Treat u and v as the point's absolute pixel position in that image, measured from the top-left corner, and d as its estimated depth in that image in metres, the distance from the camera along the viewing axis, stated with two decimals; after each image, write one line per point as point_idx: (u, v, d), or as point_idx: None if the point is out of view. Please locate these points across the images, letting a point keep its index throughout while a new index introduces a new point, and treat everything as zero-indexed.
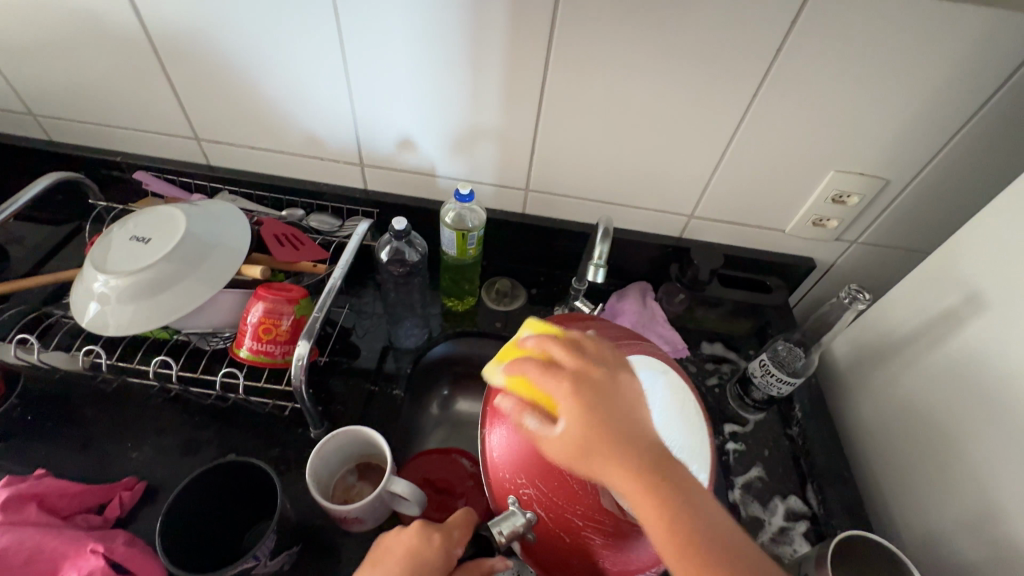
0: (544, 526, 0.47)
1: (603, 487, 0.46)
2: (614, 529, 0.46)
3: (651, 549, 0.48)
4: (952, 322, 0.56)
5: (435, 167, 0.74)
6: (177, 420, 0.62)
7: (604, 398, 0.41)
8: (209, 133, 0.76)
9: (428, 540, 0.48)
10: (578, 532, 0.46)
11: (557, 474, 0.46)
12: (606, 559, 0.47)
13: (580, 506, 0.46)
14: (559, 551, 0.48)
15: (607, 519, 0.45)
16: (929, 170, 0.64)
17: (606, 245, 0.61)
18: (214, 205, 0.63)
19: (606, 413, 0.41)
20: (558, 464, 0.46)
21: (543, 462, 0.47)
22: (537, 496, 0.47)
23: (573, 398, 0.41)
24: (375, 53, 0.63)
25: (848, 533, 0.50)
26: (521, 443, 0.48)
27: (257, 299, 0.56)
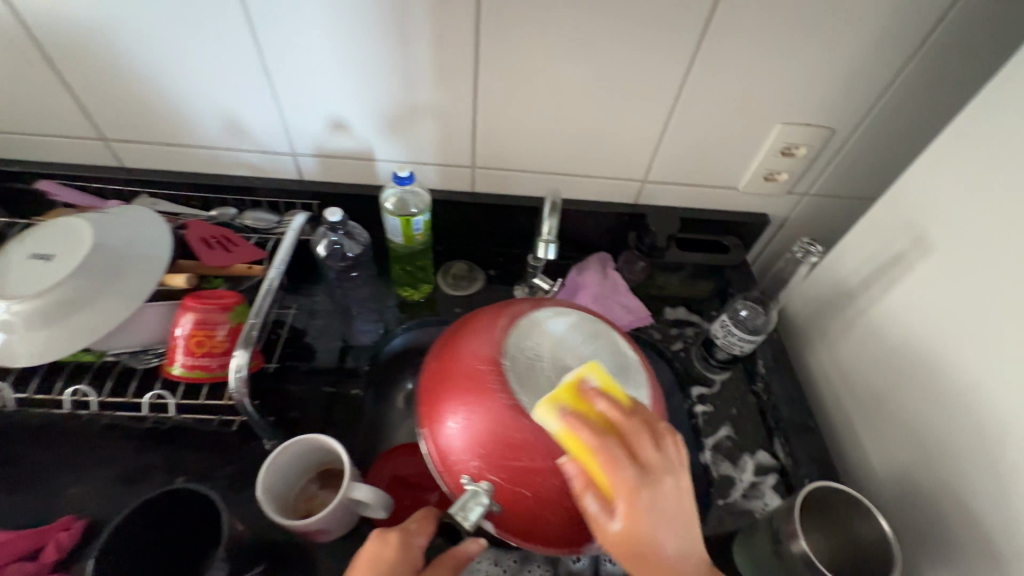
0: (511, 496, 0.45)
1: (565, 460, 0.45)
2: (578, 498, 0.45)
3: None
4: (902, 266, 0.57)
5: (373, 151, 0.70)
6: (116, 449, 0.57)
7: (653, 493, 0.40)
8: (118, 132, 0.68)
9: (385, 540, 0.44)
10: (547, 489, 0.45)
11: (517, 454, 0.45)
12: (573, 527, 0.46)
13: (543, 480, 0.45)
14: (536, 517, 0.46)
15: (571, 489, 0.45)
16: (872, 115, 0.64)
17: (555, 219, 0.58)
18: (127, 211, 0.58)
19: (663, 513, 0.40)
20: (516, 443, 0.45)
21: (501, 444, 0.45)
22: (495, 467, 0.45)
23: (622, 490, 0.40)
24: (288, 32, 0.57)
25: (817, 483, 0.51)
26: (477, 428, 0.46)
27: (186, 310, 0.52)
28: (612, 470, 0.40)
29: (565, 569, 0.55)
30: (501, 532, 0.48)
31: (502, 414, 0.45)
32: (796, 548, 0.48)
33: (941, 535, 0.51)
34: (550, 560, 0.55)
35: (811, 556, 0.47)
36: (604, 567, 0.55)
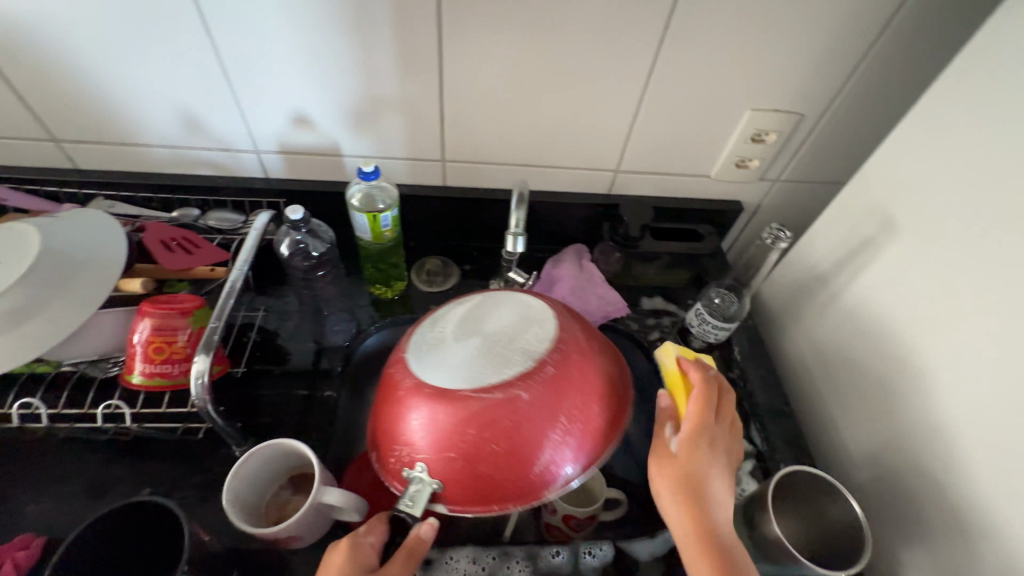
0: (447, 462, 0.45)
1: (486, 419, 0.44)
2: (515, 450, 0.44)
3: (573, 456, 0.46)
4: (871, 249, 0.57)
5: (340, 146, 0.68)
6: (77, 463, 0.55)
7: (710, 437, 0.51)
8: (69, 132, 0.65)
9: (334, 549, 0.44)
10: (477, 442, 0.44)
11: (439, 434, 0.45)
12: (527, 481, 0.45)
13: (474, 449, 0.44)
14: (481, 475, 0.45)
15: (503, 445, 0.44)
16: (839, 99, 0.64)
17: (523, 211, 0.57)
18: (78, 214, 0.56)
19: (713, 461, 0.50)
20: (434, 423, 0.45)
21: (423, 430, 0.45)
22: (422, 441, 0.45)
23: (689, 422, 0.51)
24: (243, 25, 0.55)
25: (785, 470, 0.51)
26: (401, 424, 0.47)
27: (143, 315, 0.50)
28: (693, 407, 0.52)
29: (544, 564, 0.54)
30: (459, 506, 0.46)
31: (415, 402, 0.46)
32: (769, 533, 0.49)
33: (911, 513, 0.52)
34: (530, 556, 0.55)
35: (785, 541, 0.47)
36: (584, 560, 0.55)
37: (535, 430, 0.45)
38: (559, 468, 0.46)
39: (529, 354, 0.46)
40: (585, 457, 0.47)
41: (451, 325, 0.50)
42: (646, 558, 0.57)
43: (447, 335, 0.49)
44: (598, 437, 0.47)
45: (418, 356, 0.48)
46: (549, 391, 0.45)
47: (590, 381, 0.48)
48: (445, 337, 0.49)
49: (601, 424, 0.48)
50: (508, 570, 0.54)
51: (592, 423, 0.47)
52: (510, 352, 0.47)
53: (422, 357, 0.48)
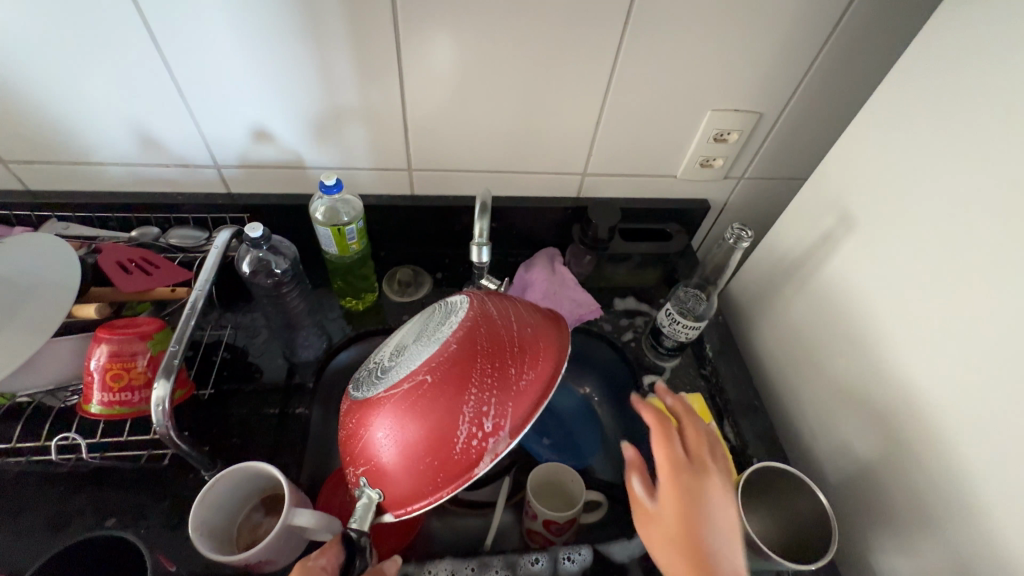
0: (378, 465, 0.44)
1: (395, 411, 0.43)
2: (429, 434, 0.42)
3: (494, 426, 0.42)
4: (831, 244, 0.58)
5: (303, 158, 0.67)
6: (35, 496, 0.53)
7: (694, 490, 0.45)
8: (17, 152, 0.63)
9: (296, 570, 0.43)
10: (396, 437, 0.43)
11: (363, 440, 0.45)
12: (450, 461, 0.42)
13: (393, 446, 0.43)
14: (407, 469, 0.43)
15: (415, 431, 0.42)
16: (796, 98, 0.65)
17: (486, 220, 0.57)
18: (27, 238, 0.54)
19: (693, 499, 0.44)
20: (360, 433, 0.45)
21: (354, 442, 0.46)
22: (357, 453, 0.45)
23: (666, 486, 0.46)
24: (196, 40, 0.54)
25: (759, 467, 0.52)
26: (342, 443, 0.48)
27: (99, 342, 0.48)
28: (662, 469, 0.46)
29: (523, 571, 0.54)
30: (400, 507, 0.43)
31: (349, 420, 0.47)
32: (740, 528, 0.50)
33: (877, 501, 0.54)
34: (509, 564, 0.55)
35: (755, 536, 0.49)
36: (563, 565, 0.55)
37: (443, 408, 0.42)
38: (483, 441, 0.42)
39: (435, 341, 0.46)
40: (511, 424, 0.42)
41: (387, 349, 0.52)
42: (623, 560, 0.57)
43: (382, 358, 0.51)
44: (521, 400, 0.43)
45: (357, 382, 0.51)
46: (450, 366, 0.43)
47: (498, 346, 0.44)
48: (380, 361, 0.51)
49: (523, 386, 0.44)
50: None
51: (511, 388, 0.43)
52: (421, 347, 0.47)
53: (361, 383, 0.50)
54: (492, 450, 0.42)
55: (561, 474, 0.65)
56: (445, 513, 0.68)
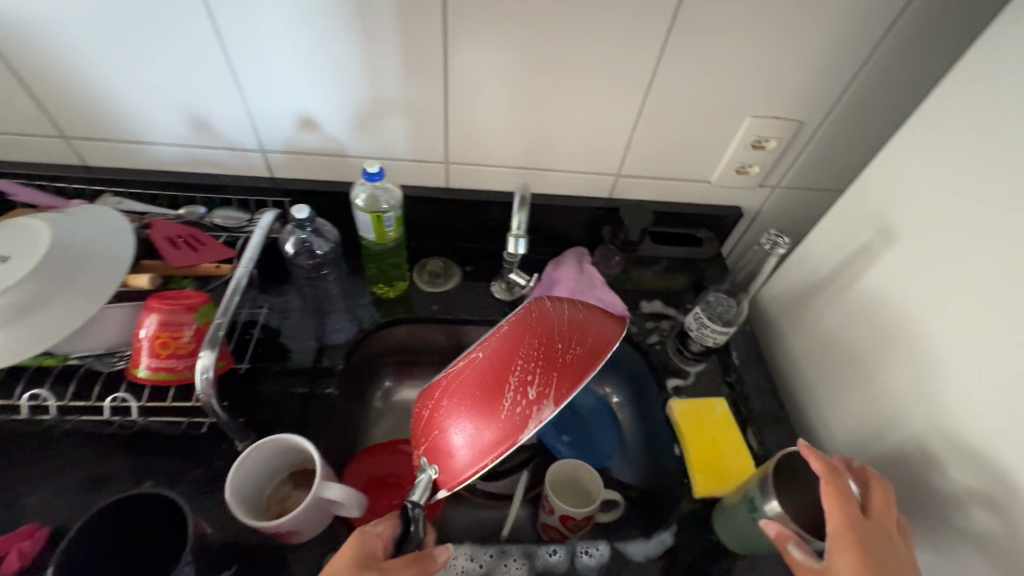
0: (433, 440, 0.45)
1: (450, 385, 0.46)
2: (477, 401, 0.43)
3: (539, 392, 0.42)
4: (867, 256, 0.58)
5: (345, 147, 0.69)
6: (78, 455, 0.56)
7: (872, 549, 0.43)
8: (77, 129, 0.66)
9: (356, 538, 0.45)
10: (450, 408, 0.45)
11: (424, 418, 0.47)
12: (497, 425, 0.42)
13: (447, 416, 0.45)
14: (458, 438, 0.43)
15: (465, 401, 0.44)
16: (839, 107, 0.65)
17: (525, 214, 0.58)
18: (86, 211, 0.57)
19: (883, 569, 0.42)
20: (422, 412, 0.48)
21: (417, 423, 0.48)
22: (418, 434, 0.48)
23: (840, 534, 0.44)
24: (253, 27, 0.56)
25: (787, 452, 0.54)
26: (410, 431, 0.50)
27: (150, 311, 0.51)
28: (835, 525, 0.45)
29: (541, 562, 0.55)
30: (453, 482, 0.42)
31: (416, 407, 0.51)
32: (770, 510, 0.51)
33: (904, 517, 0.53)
34: (527, 554, 0.55)
35: (786, 517, 0.50)
36: (580, 560, 0.56)
37: (493, 376, 0.44)
38: (528, 407, 0.42)
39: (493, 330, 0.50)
40: (557, 393, 0.42)
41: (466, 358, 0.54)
42: (641, 560, 0.57)
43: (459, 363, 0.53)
44: (568, 372, 0.43)
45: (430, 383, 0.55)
46: (501, 342, 0.46)
47: (547, 325, 0.46)
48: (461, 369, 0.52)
49: (571, 360, 0.44)
50: (504, 568, 0.54)
51: (556, 360, 0.43)
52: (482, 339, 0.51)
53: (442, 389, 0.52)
54: (538, 416, 0.41)
55: (579, 472, 0.66)
56: (463, 501, 0.69)
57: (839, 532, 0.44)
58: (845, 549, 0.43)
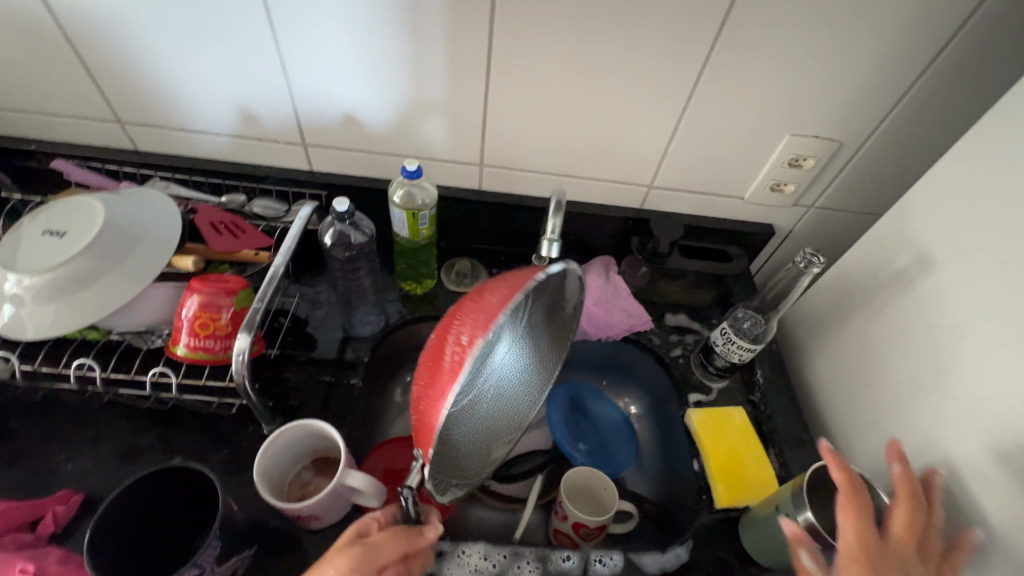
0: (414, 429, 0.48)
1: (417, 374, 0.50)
2: (429, 370, 0.47)
3: (469, 336, 0.44)
4: (903, 281, 0.57)
5: (384, 144, 0.70)
6: (114, 427, 0.58)
7: (881, 566, 0.43)
8: (133, 115, 0.69)
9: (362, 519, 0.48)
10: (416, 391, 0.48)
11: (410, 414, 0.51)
12: (443, 380, 0.44)
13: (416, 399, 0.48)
14: (424, 411, 0.46)
15: (422, 377, 0.48)
16: (880, 130, 0.64)
17: (559, 219, 0.58)
18: (135, 192, 0.58)
19: None
20: None
21: None
22: None
23: (849, 552, 0.44)
24: (305, 25, 0.58)
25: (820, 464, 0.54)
26: None
27: (192, 292, 0.52)
28: (847, 538, 0.45)
29: (554, 567, 0.55)
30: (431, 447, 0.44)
31: None
32: (803, 520, 0.51)
33: None
34: (541, 558, 0.56)
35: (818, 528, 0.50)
36: (594, 567, 0.56)
37: (438, 344, 0.47)
38: (462, 351, 0.44)
39: None
40: (481, 328, 0.44)
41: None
42: (654, 572, 0.57)
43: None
44: (490, 309, 0.45)
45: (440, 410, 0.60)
46: (445, 319, 0.50)
47: (480, 289, 0.49)
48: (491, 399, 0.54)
49: (493, 300, 0.46)
50: (517, 570, 0.55)
51: (481, 307, 0.46)
52: None
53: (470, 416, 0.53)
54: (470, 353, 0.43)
55: (595, 480, 0.66)
56: (477, 501, 0.70)
57: (848, 546, 0.45)
58: (851, 561, 0.44)
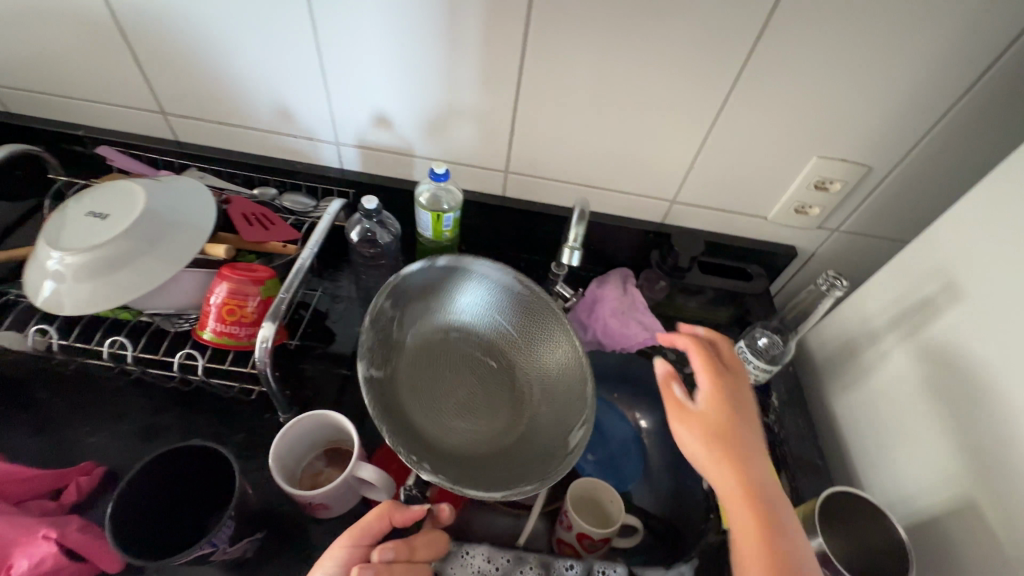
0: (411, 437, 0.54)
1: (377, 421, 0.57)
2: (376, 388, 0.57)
3: None
4: (928, 310, 0.56)
5: (413, 147, 0.72)
6: (139, 405, 0.60)
7: (728, 392, 0.53)
8: (176, 107, 0.72)
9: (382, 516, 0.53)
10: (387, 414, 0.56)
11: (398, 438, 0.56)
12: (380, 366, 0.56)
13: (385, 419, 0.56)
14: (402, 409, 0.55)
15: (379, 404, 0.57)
16: (910, 157, 0.64)
17: (582, 228, 0.59)
18: (176, 180, 0.61)
19: (734, 403, 0.52)
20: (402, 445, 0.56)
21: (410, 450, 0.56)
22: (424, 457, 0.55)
23: (707, 390, 0.53)
24: (346, 28, 0.60)
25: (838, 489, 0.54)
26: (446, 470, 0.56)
27: (221, 279, 0.54)
28: (702, 379, 0.54)
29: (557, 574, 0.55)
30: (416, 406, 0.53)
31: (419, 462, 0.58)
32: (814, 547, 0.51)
33: None
34: (544, 563, 0.55)
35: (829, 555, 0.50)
36: None
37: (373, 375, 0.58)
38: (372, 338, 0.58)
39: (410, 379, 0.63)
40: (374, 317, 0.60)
41: (548, 403, 0.63)
42: None
43: (533, 399, 0.64)
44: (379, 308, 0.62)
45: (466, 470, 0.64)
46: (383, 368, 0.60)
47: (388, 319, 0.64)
48: (534, 406, 0.64)
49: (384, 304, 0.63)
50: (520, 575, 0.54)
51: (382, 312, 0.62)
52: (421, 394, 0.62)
53: (538, 425, 0.62)
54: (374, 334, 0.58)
55: (600, 491, 0.65)
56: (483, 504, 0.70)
57: (703, 383, 0.54)
58: (706, 393, 0.53)
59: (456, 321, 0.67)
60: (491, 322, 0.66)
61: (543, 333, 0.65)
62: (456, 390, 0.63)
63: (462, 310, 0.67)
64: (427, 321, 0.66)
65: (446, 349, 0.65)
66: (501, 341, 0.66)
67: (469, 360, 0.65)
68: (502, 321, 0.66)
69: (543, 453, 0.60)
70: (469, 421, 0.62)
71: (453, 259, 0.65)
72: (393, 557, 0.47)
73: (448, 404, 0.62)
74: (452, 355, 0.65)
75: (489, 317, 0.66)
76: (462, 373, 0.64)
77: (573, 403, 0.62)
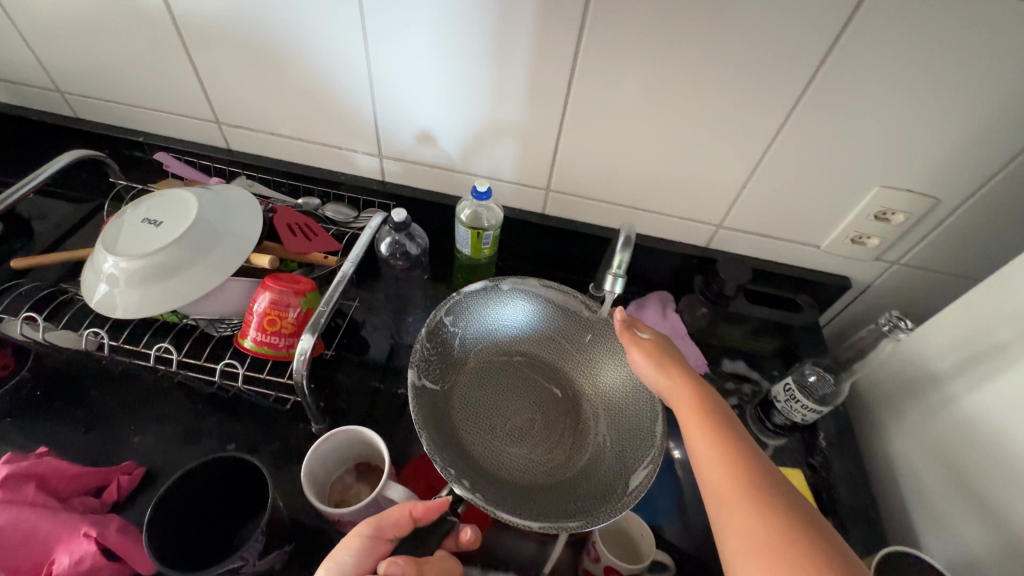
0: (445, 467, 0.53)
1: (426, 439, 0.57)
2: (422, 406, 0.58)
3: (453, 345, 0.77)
4: (1002, 358, 0.51)
5: (455, 162, 0.72)
6: (180, 407, 0.62)
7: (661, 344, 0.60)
8: (230, 117, 0.74)
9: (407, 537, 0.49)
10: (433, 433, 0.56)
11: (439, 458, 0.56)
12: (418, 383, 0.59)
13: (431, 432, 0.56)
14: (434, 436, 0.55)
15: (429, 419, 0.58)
16: (984, 189, 0.59)
17: (627, 254, 0.58)
18: (227, 190, 0.62)
19: (665, 347, 0.60)
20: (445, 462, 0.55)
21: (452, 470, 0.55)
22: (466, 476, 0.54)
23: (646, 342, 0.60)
24: (396, 45, 0.61)
25: (892, 550, 0.51)
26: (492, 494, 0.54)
27: (265, 288, 0.55)
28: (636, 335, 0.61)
29: None
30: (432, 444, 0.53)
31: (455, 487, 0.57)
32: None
33: None
34: None
35: None
36: None
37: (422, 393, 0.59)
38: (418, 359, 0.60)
39: (465, 397, 0.64)
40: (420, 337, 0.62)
41: (612, 433, 0.62)
42: None
43: (597, 430, 0.63)
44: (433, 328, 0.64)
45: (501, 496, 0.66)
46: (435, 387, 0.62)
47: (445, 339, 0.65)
48: (598, 437, 0.62)
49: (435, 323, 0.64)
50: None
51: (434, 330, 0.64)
52: (477, 415, 0.62)
53: (601, 458, 0.60)
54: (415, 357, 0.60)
55: (632, 524, 0.63)
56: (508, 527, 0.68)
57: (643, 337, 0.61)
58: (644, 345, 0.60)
59: (517, 343, 0.69)
60: (554, 344, 0.69)
61: (609, 358, 0.66)
62: (514, 415, 0.64)
63: (523, 334, 0.69)
64: (486, 341, 0.68)
65: (506, 372, 0.67)
66: (565, 368, 0.68)
67: (531, 384, 0.66)
68: (570, 350, 0.68)
69: (601, 490, 0.56)
70: (524, 447, 0.61)
71: (516, 283, 0.67)
72: (400, 574, 0.43)
73: (504, 428, 0.62)
74: (511, 379, 0.67)
75: (555, 343, 0.69)
76: (521, 397, 0.65)
77: (639, 435, 0.59)
